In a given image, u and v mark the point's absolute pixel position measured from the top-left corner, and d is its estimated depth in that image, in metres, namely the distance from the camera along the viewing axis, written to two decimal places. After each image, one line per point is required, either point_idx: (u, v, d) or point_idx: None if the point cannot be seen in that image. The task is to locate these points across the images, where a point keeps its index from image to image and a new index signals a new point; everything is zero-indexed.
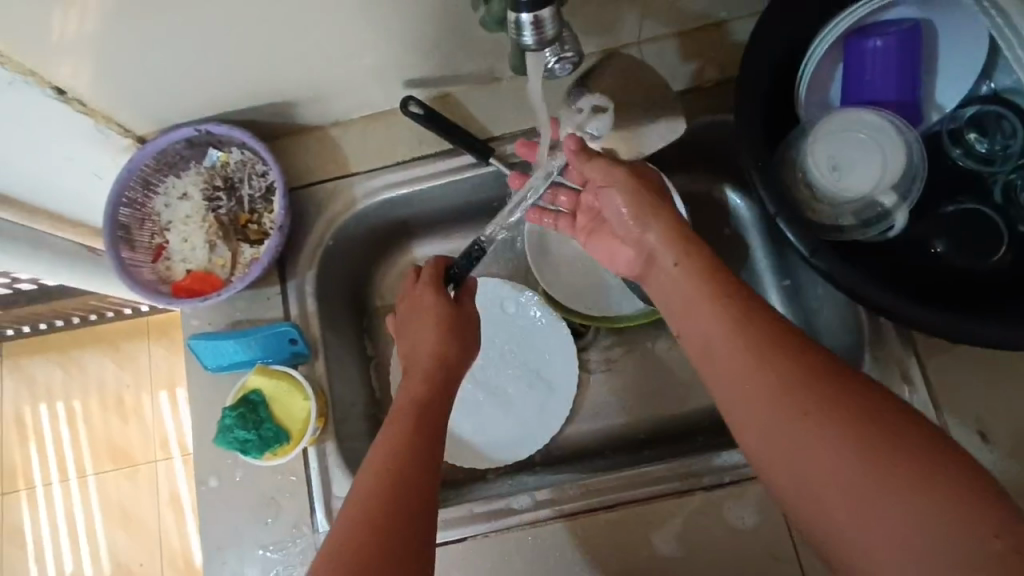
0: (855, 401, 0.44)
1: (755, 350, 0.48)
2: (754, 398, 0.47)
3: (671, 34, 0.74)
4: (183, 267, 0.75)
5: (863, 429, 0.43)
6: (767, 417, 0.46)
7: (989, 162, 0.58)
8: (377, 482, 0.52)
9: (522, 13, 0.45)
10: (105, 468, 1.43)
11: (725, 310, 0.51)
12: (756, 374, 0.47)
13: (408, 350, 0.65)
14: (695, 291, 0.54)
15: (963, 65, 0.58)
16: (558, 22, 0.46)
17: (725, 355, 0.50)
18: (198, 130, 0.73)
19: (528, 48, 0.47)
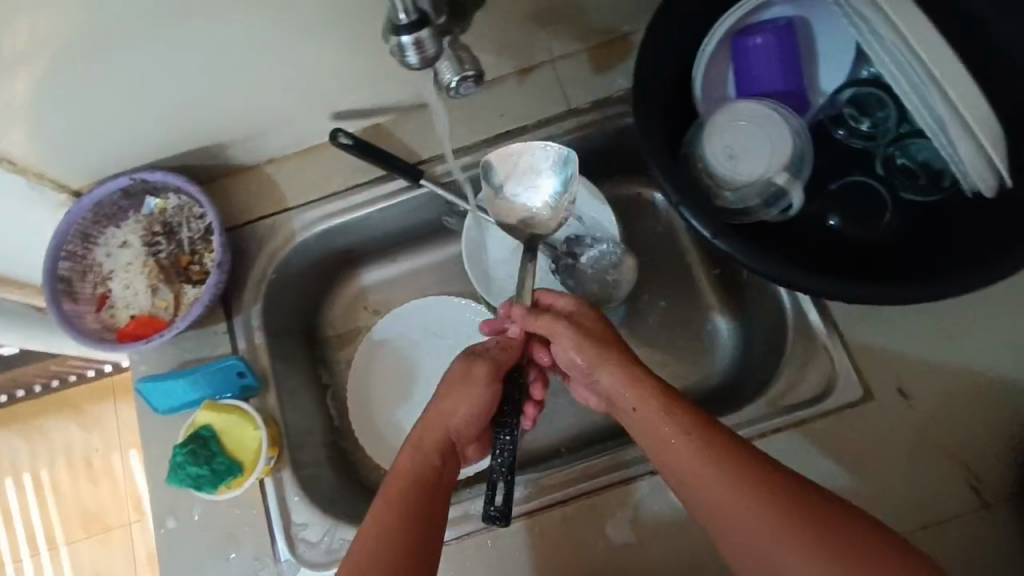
0: (781, 486, 0.51)
1: (698, 450, 0.54)
2: (703, 488, 0.53)
3: (580, 50, 0.79)
4: (128, 313, 0.76)
5: (788, 508, 0.50)
6: (712, 501, 0.52)
7: (872, 138, 0.62)
8: (385, 541, 0.53)
9: (402, 35, 0.49)
10: (77, 537, 1.40)
11: (668, 412, 0.57)
12: (700, 467, 0.53)
13: (431, 415, 0.64)
14: (645, 398, 0.59)
15: (839, 52, 0.64)
16: (437, 43, 0.50)
17: (708, 488, 0.52)
18: (133, 178, 0.75)
19: (414, 67, 0.50)
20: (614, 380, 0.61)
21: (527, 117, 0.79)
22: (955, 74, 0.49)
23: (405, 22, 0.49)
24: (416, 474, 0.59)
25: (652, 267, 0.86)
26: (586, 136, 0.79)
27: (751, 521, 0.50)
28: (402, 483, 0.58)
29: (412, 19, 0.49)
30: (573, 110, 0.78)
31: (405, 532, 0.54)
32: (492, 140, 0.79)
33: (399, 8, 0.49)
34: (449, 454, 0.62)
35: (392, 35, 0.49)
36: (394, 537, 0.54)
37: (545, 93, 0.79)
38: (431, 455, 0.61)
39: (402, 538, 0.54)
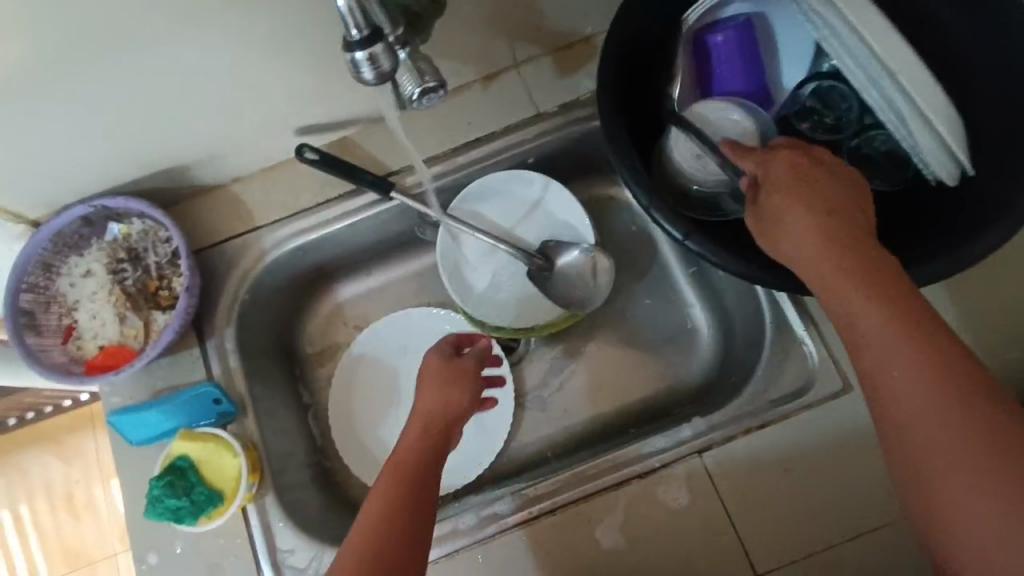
0: (991, 407, 0.42)
1: (893, 337, 0.44)
2: (884, 374, 0.44)
3: (545, 54, 0.78)
4: (95, 344, 0.74)
5: (986, 432, 0.41)
6: (904, 405, 0.44)
7: (836, 130, 0.62)
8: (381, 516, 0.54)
9: (355, 51, 0.49)
10: (61, 571, 1.36)
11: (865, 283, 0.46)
12: (892, 357, 0.44)
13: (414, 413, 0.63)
14: (837, 271, 0.47)
15: (798, 48, 0.64)
16: (392, 58, 0.50)
17: (904, 386, 0.44)
18: (93, 206, 0.73)
19: (369, 84, 0.51)
20: (813, 244, 0.49)
21: (495, 123, 0.78)
22: (909, 67, 0.49)
23: (357, 38, 0.49)
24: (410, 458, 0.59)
25: (629, 267, 0.86)
26: (556, 139, 0.78)
27: (930, 431, 0.42)
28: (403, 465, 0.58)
29: (365, 35, 0.49)
30: (541, 114, 0.78)
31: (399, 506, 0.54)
32: (461, 148, 0.78)
33: (351, 25, 0.49)
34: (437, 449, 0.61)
35: (345, 51, 0.49)
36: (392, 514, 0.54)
37: (512, 98, 0.78)
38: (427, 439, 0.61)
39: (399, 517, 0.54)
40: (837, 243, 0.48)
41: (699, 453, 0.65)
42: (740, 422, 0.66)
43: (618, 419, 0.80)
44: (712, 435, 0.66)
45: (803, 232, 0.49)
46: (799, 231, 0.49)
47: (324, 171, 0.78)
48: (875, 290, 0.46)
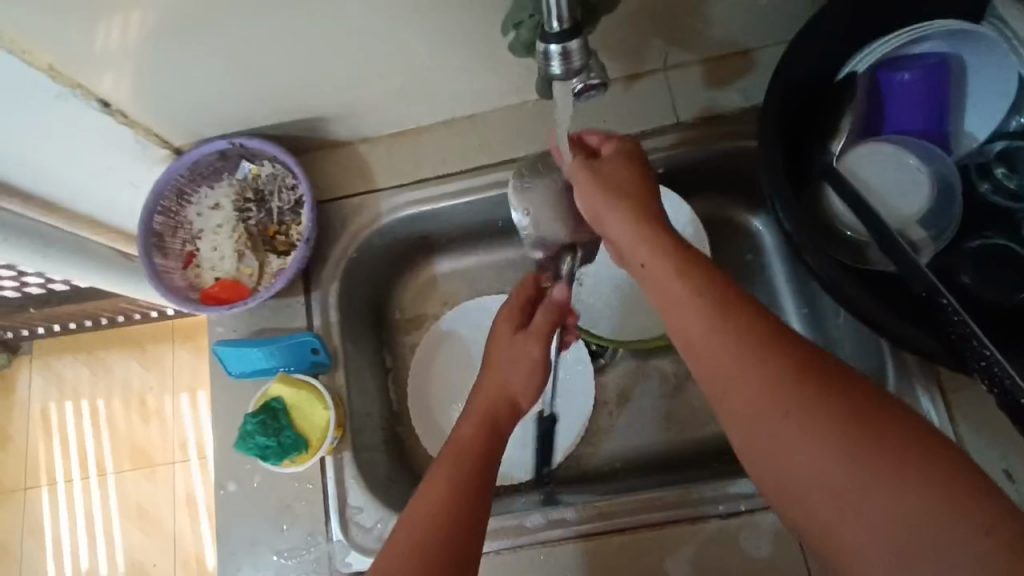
0: (805, 376, 0.43)
1: (774, 395, 0.43)
2: (749, 409, 0.44)
3: (697, 62, 0.75)
4: (213, 275, 0.77)
5: (812, 398, 0.42)
6: (746, 408, 0.44)
7: (1018, 198, 0.57)
8: (471, 439, 0.58)
9: (551, 44, 0.48)
10: (125, 468, 1.44)
11: (732, 330, 0.46)
12: (782, 416, 0.42)
13: (496, 377, 0.63)
14: (715, 340, 0.46)
15: (994, 99, 0.57)
16: (585, 54, 0.49)
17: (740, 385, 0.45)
18: (232, 143, 0.75)
19: (557, 78, 0.50)
20: (623, 229, 0.55)
21: (631, 125, 0.76)
22: None
23: (557, 31, 0.47)
24: (483, 424, 0.59)
25: None
26: (691, 153, 0.75)
27: (827, 481, 0.40)
28: (487, 409, 0.61)
29: (564, 28, 0.47)
30: (680, 122, 0.75)
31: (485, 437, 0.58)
32: None
33: (553, 15, 0.47)
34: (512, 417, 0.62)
35: (541, 41, 0.48)
36: (477, 437, 0.58)
37: (653, 103, 0.75)
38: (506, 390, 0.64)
39: (482, 442, 0.58)
40: (636, 216, 0.55)
41: None
42: None
43: (698, 448, 0.77)
44: None
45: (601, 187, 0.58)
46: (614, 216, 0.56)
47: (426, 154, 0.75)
48: (685, 272, 0.50)
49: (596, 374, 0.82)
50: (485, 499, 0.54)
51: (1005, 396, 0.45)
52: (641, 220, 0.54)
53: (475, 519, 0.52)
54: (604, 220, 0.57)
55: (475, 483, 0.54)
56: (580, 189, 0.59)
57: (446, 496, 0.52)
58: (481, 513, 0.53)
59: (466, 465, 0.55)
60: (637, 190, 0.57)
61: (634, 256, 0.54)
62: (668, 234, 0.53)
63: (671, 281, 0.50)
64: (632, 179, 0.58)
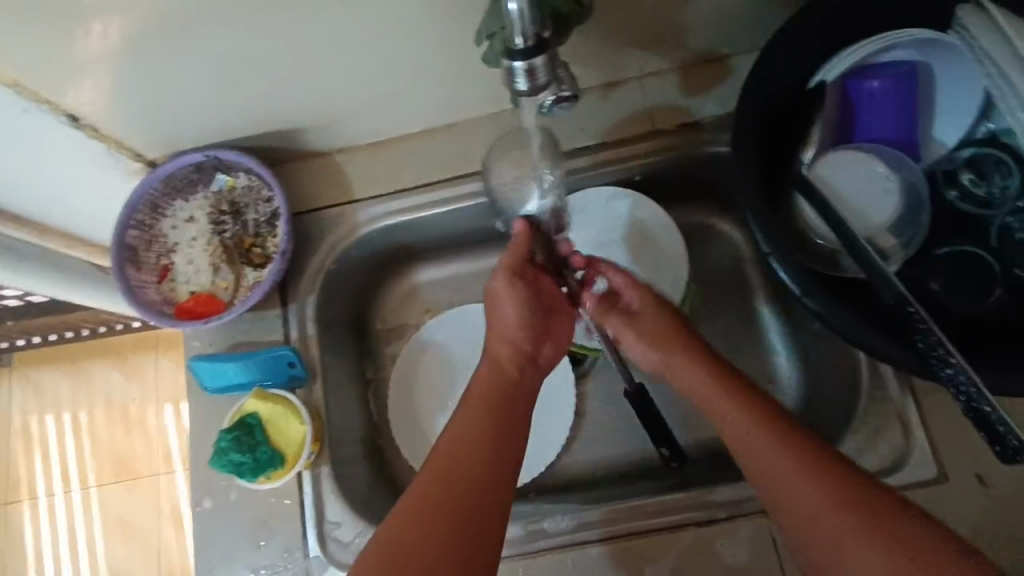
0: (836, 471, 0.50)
1: (814, 490, 0.50)
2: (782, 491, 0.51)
3: (672, 69, 0.75)
4: (188, 289, 0.76)
5: (839, 486, 0.49)
6: (783, 491, 0.51)
7: (986, 204, 0.57)
8: (460, 451, 0.56)
9: (516, 60, 0.48)
10: (107, 480, 1.42)
11: (768, 422, 0.54)
12: (803, 499, 0.50)
13: (501, 321, 0.68)
14: (757, 439, 0.54)
15: (961, 109, 0.58)
16: (550, 70, 0.49)
17: (776, 468, 0.52)
18: (207, 155, 0.75)
19: (522, 93, 0.50)
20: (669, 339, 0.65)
21: (607, 134, 0.76)
22: None
23: (521, 47, 0.48)
24: (502, 385, 0.63)
25: (718, 300, 0.82)
26: (667, 160, 0.75)
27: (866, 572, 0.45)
28: (480, 414, 0.59)
29: (528, 45, 0.48)
30: (656, 131, 0.75)
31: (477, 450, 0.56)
32: (569, 154, 0.76)
33: (518, 32, 0.48)
34: (523, 362, 0.67)
35: (506, 58, 0.49)
36: (469, 451, 0.56)
37: (629, 111, 0.75)
38: (492, 395, 0.61)
39: (479, 456, 0.55)
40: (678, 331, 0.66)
41: (767, 514, 0.62)
42: None
43: (678, 455, 0.77)
44: None
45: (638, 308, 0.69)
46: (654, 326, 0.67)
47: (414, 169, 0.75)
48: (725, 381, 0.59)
49: (576, 383, 0.81)
50: (481, 513, 0.52)
51: (971, 407, 0.47)
52: (684, 346, 0.64)
53: (485, 508, 0.53)
54: (657, 339, 0.66)
55: (466, 503, 0.52)
56: (625, 339, 0.69)
57: (434, 488, 0.53)
58: (488, 537, 0.51)
59: (456, 483, 0.53)
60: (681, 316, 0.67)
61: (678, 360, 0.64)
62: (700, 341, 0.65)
63: (706, 387, 0.60)
64: (658, 310, 0.67)
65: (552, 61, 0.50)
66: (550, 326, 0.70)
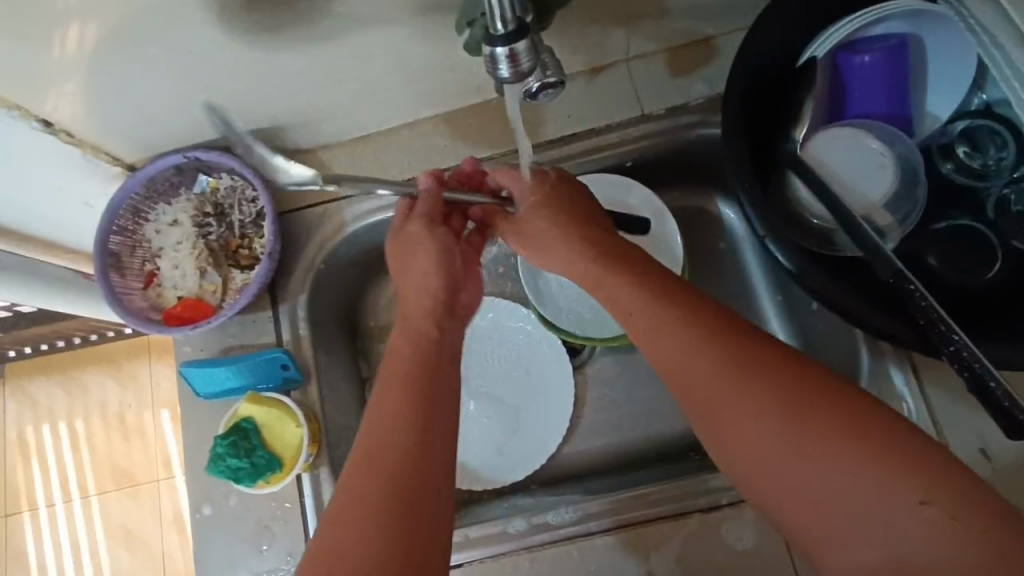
0: (752, 358, 0.48)
1: (725, 378, 0.48)
2: (704, 390, 0.48)
3: (658, 51, 0.74)
4: (175, 294, 0.75)
5: (771, 372, 0.47)
6: (707, 390, 0.48)
7: (982, 177, 0.56)
8: (384, 438, 0.50)
9: (497, 47, 0.46)
10: (107, 489, 1.41)
11: (673, 317, 0.52)
12: (730, 398, 0.47)
13: (417, 277, 0.61)
14: (666, 330, 0.51)
15: (954, 81, 0.57)
16: (533, 56, 0.47)
17: (699, 372, 0.49)
18: (187, 157, 0.73)
19: (505, 81, 0.48)
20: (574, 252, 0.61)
21: (596, 120, 0.75)
22: None
23: (502, 33, 0.46)
24: (419, 346, 0.57)
25: (713, 283, 0.81)
26: (656, 144, 0.74)
27: (783, 464, 0.44)
28: (400, 391, 0.53)
29: (509, 30, 0.46)
30: (645, 115, 0.73)
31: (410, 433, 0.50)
32: (556, 142, 0.75)
33: (497, 17, 0.46)
34: (442, 319, 0.60)
35: (487, 45, 0.46)
36: (392, 433, 0.50)
37: (616, 95, 0.74)
38: (406, 358, 0.56)
39: (403, 434, 0.50)
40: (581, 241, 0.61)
41: None
42: None
43: (679, 441, 0.77)
44: None
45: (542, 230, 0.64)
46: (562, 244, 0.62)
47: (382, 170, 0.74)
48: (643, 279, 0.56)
49: (574, 372, 0.81)
50: (427, 489, 0.49)
51: (976, 381, 0.46)
52: (584, 242, 0.61)
53: (430, 498, 0.48)
54: (540, 242, 0.64)
55: (404, 496, 0.48)
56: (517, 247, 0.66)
57: (376, 492, 0.48)
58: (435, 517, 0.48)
59: (384, 477, 0.48)
60: (573, 211, 0.63)
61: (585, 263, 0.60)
62: (611, 238, 0.61)
63: (619, 286, 0.57)
64: (555, 219, 0.63)
65: (534, 46, 0.48)
66: (464, 273, 0.66)
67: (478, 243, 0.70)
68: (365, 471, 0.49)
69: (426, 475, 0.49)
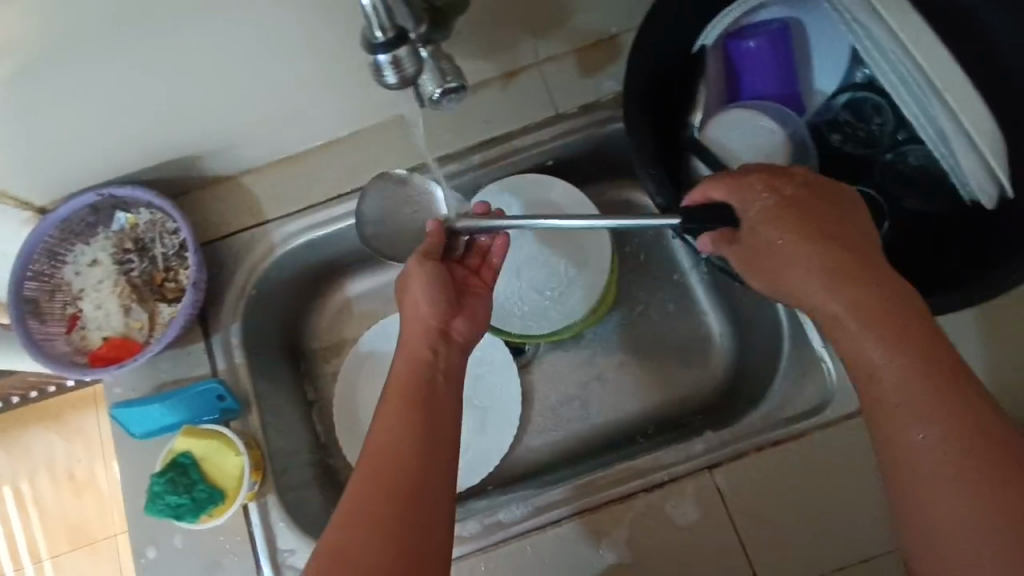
0: (917, 343, 0.44)
1: (924, 399, 0.43)
2: (868, 350, 0.45)
3: (567, 52, 0.76)
4: (100, 335, 0.73)
5: (932, 362, 0.44)
6: (866, 351, 0.45)
7: (872, 145, 0.60)
8: (386, 447, 0.52)
9: (379, 54, 0.47)
10: (61, 550, 1.34)
11: (858, 277, 0.46)
12: (898, 372, 0.44)
13: (415, 309, 0.60)
14: (869, 337, 0.45)
15: (835, 57, 0.60)
16: (417, 60, 0.48)
17: (865, 335, 0.45)
18: (101, 194, 0.71)
19: (393, 87, 0.49)
20: (769, 230, 0.49)
21: (513, 122, 0.76)
22: (956, 83, 0.46)
23: (381, 41, 0.47)
24: (423, 366, 0.57)
25: (646, 271, 0.83)
26: (573, 142, 0.76)
27: (932, 474, 0.42)
28: (400, 405, 0.54)
29: (388, 36, 0.47)
30: (561, 114, 0.75)
31: (421, 443, 0.52)
32: (477, 147, 0.76)
33: (375, 26, 0.46)
34: (442, 342, 0.60)
35: (369, 53, 0.47)
36: (397, 445, 0.51)
37: (531, 98, 0.76)
38: (412, 376, 0.56)
39: (407, 444, 0.52)
40: (764, 211, 0.50)
41: (710, 469, 0.64)
42: (752, 441, 0.64)
43: (627, 428, 0.78)
44: (725, 452, 0.64)
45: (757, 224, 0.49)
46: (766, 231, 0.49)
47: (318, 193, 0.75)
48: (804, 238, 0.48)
49: (520, 372, 0.81)
50: (423, 509, 0.49)
51: None
52: (796, 227, 0.48)
53: (428, 515, 0.49)
54: (759, 250, 0.50)
55: (396, 496, 0.49)
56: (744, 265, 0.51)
57: (380, 503, 0.48)
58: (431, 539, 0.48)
59: (386, 483, 0.49)
60: (798, 201, 0.50)
61: (761, 227, 0.50)
62: (806, 200, 0.50)
63: (813, 281, 0.47)
64: (778, 222, 0.49)
65: (418, 51, 0.49)
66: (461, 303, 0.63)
67: (490, 277, 0.66)
68: (370, 470, 0.50)
69: (424, 495, 0.50)
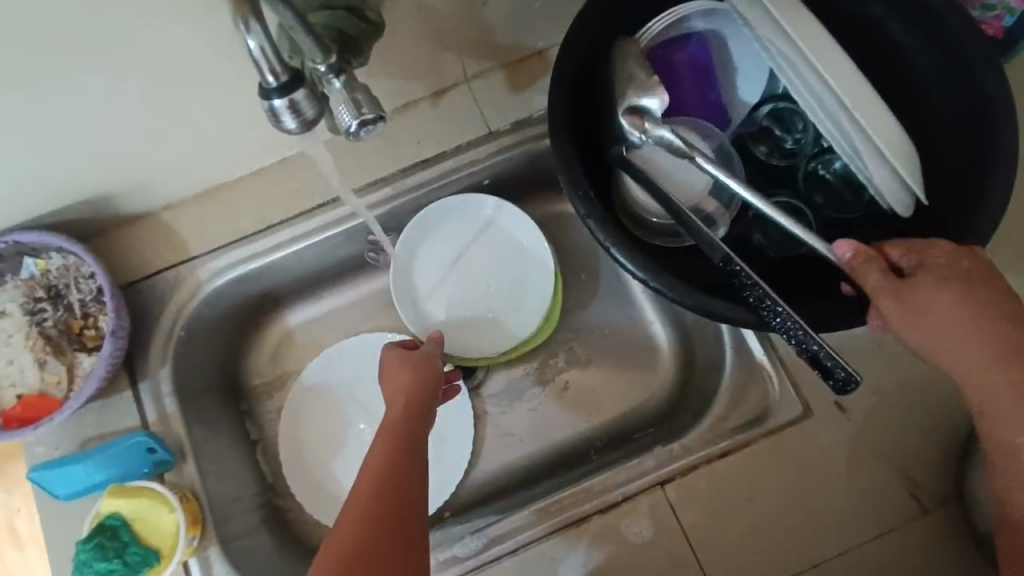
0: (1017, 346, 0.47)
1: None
2: (971, 365, 0.47)
3: (494, 68, 0.75)
4: (13, 392, 0.68)
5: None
6: (968, 368, 0.47)
7: (794, 155, 0.62)
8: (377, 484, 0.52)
9: (274, 99, 0.45)
10: None
11: (981, 315, 0.47)
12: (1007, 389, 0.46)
13: (394, 386, 0.59)
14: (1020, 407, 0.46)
15: (754, 71, 0.62)
16: (316, 103, 0.46)
17: (970, 358, 0.47)
18: (4, 241, 0.66)
19: (294, 133, 0.47)
20: (923, 287, 0.48)
21: (445, 143, 0.74)
22: (863, 99, 0.48)
23: (275, 85, 0.45)
24: (413, 420, 0.57)
25: (591, 282, 0.82)
26: (508, 159, 0.75)
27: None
28: (389, 449, 0.54)
29: (282, 80, 0.45)
30: (492, 132, 0.74)
31: (397, 478, 0.53)
32: (409, 169, 0.74)
33: (266, 70, 0.44)
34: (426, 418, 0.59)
35: (262, 99, 0.45)
36: (390, 482, 0.52)
37: (461, 116, 0.74)
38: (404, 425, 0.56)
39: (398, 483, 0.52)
40: (945, 273, 0.49)
41: (662, 484, 0.64)
42: (700, 454, 0.64)
43: (581, 444, 0.78)
44: (676, 466, 0.64)
45: (928, 285, 0.48)
46: (924, 292, 0.48)
47: (245, 237, 0.74)
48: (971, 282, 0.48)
49: (470, 395, 0.80)
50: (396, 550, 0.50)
51: (803, 346, 0.52)
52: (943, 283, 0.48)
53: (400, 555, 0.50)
54: (915, 306, 0.48)
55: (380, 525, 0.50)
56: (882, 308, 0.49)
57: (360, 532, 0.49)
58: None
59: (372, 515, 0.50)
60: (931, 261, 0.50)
61: (915, 286, 0.49)
62: (940, 260, 0.50)
63: (947, 324, 0.47)
64: (942, 283, 0.48)
65: (317, 91, 0.47)
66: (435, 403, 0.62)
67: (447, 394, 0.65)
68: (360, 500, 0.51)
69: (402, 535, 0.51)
